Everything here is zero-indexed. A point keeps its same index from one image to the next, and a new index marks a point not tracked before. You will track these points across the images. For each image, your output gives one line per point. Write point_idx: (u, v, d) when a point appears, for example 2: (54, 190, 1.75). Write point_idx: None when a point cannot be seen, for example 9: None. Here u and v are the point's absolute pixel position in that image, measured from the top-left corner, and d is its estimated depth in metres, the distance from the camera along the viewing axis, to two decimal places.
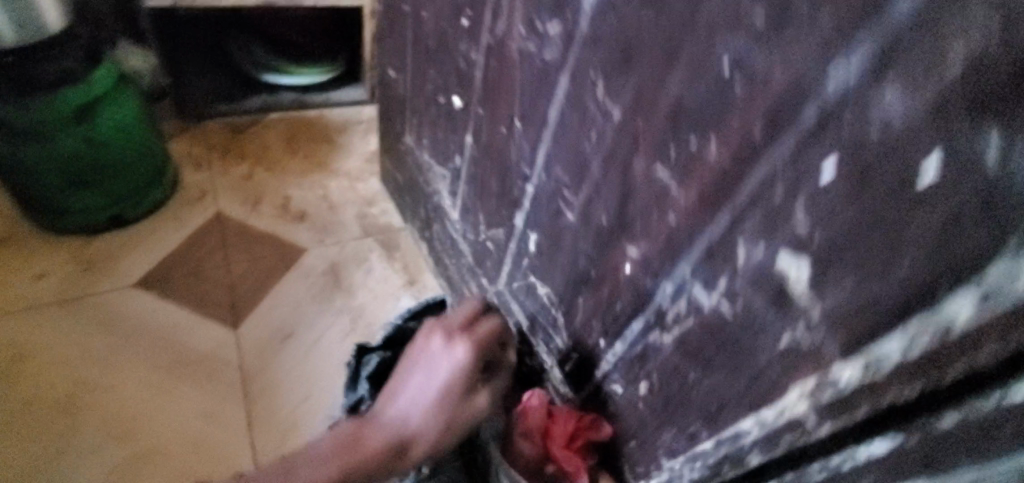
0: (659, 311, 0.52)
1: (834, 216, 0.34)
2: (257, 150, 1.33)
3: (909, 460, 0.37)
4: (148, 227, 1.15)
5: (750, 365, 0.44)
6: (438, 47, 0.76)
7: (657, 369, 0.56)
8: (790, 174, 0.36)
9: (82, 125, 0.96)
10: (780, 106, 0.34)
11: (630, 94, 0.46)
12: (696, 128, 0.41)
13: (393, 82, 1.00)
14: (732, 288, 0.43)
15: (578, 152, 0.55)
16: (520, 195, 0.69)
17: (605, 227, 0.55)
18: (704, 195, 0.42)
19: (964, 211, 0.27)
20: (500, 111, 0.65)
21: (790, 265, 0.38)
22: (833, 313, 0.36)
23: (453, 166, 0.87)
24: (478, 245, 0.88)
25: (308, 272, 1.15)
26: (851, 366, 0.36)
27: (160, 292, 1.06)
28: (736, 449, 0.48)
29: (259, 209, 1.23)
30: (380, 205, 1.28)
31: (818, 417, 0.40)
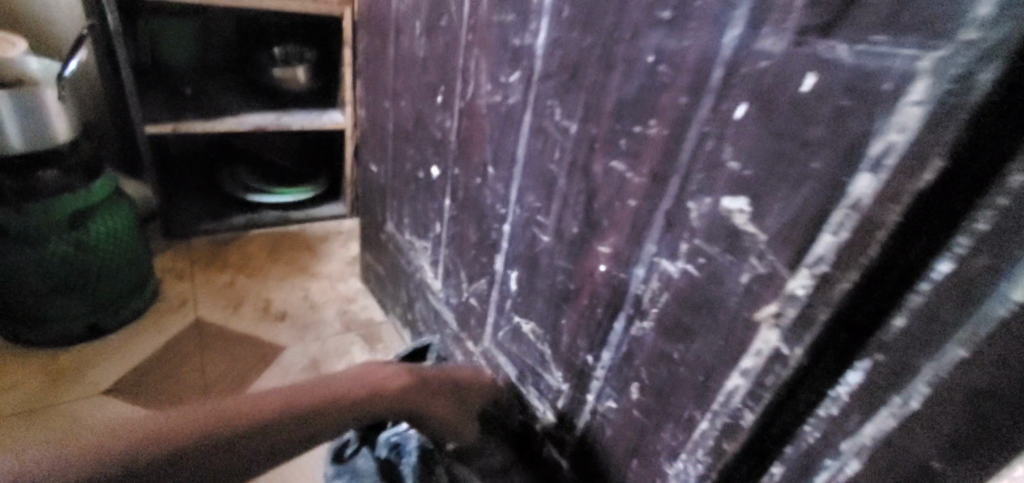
0: (636, 299, 0.56)
1: (753, 147, 0.42)
2: (238, 260, 1.37)
3: (884, 374, 0.42)
4: (124, 336, 1.13)
5: (723, 316, 0.48)
6: (417, 127, 0.88)
7: (644, 362, 0.58)
8: (714, 126, 0.44)
9: (75, 230, 1.00)
10: (694, 76, 0.45)
11: (582, 107, 0.56)
12: (637, 115, 0.50)
13: (374, 175, 1.11)
14: (692, 247, 0.48)
15: (546, 173, 0.63)
16: (498, 236, 0.76)
17: (577, 234, 0.61)
18: (653, 170, 0.50)
19: (840, 105, 0.36)
20: (476, 161, 0.75)
21: (731, 204, 0.44)
22: (775, 233, 0.42)
23: (434, 234, 0.94)
24: (462, 306, 0.91)
25: (287, 368, 1.10)
26: (800, 278, 0.41)
27: (129, 397, 1.01)
28: (730, 416, 0.49)
29: (240, 312, 1.23)
30: (361, 301, 1.29)
31: (789, 343, 0.43)
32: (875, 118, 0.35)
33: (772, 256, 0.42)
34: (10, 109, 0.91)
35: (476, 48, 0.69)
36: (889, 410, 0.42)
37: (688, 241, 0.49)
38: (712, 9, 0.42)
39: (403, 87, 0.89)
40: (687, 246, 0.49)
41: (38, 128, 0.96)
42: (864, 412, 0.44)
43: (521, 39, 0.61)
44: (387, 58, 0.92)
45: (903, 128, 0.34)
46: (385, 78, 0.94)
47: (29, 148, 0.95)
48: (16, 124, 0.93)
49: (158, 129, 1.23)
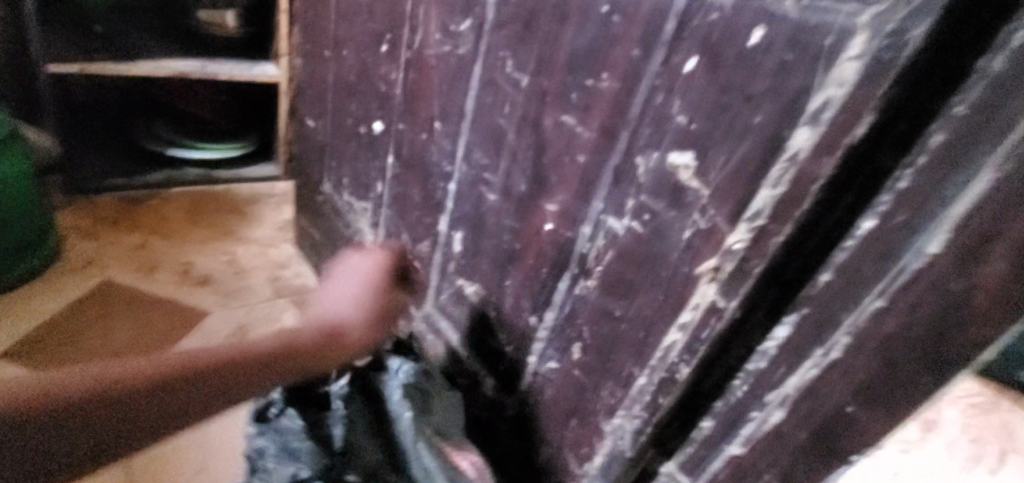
0: (582, 257, 0.56)
1: (702, 101, 0.42)
2: (153, 220, 1.25)
3: (808, 330, 0.43)
4: (18, 296, 1.03)
5: (664, 271, 0.48)
6: (360, 80, 0.83)
7: (586, 322, 0.58)
8: (665, 79, 0.44)
9: None
10: (647, 27, 0.44)
11: (533, 59, 0.54)
12: (589, 68, 0.49)
13: (311, 132, 1.04)
14: (639, 203, 0.48)
15: (494, 129, 0.62)
16: (442, 196, 0.73)
17: (525, 192, 0.60)
18: (604, 125, 0.50)
19: (783, 58, 0.37)
20: (423, 117, 0.72)
21: (677, 159, 0.44)
22: (720, 187, 0.42)
23: (375, 195, 0.90)
24: (403, 270, 0.89)
25: (209, 334, 1.03)
26: (739, 233, 0.42)
27: (24, 363, 0.92)
28: (668, 370, 0.50)
29: (155, 276, 1.12)
30: (294, 267, 1.22)
31: (727, 296, 0.44)
32: (816, 72, 0.36)
33: (713, 211, 0.43)
34: None
35: None
36: (812, 361, 0.44)
37: (635, 198, 0.49)
38: None
39: (345, 35, 0.84)
40: (634, 203, 0.49)
41: None
42: (790, 365, 0.46)
43: None
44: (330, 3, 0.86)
45: (841, 83, 0.35)
46: (326, 25, 0.88)
47: None
48: None
49: (62, 67, 1.13)
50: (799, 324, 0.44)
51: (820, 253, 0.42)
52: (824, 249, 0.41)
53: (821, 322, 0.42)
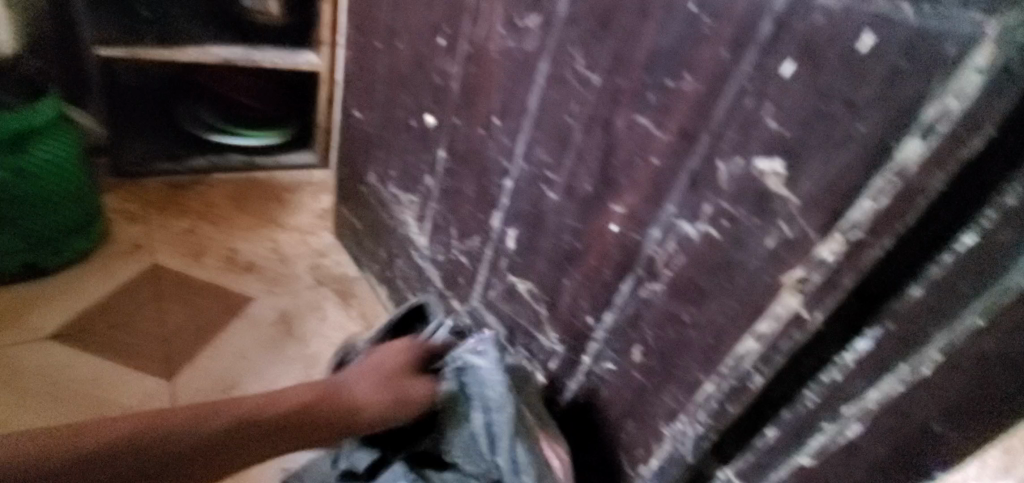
0: (649, 260, 0.56)
1: (796, 107, 0.41)
2: (198, 205, 1.27)
3: (893, 346, 0.42)
4: (70, 278, 1.04)
5: (742, 279, 0.47)
6: (414, 72, 0.83)
7: (650, 325, 0.57)
8: (757, 82, 0.43)
9: (14, 154, 0.90)
10: (740, 28, 0.43)
11: (608, 57, 0.54)
12: (671, 68, 0.48)
13: (358, 123, 1.04)
14: (718, 209, 0.47)
15: (560, 127, 0.61)
16: (498, 192, 0.73)
17: (590, 192, 0.60)
18: (683, 127, 0.49)
19: (894, 65, 0.35)
20: (481, 112, 0.72)
21: (765, 165, 0.43)
22: (813, 196, 0.41)
23: (423, 188, 0.90)
24: (450, 264, 0.89)
25: (255, 321, 1.05)
26: (831, 243, 0.41)
27: (80, 345, 0.94)
28: (739, 379, 0.50)
29: (202, 261, 1.14)
30: (334, 256, 1.24)
31: (811, 306, 0.43)
32: (932, 82, 0.34)
33: (802, 221, 0.42)
34: None
35: None
36: (896, 375, 0.42)
37: (713, 203, 0.48)
38: None
39: (401, 26, 0.84)
40: (711, 208, 0.48)
41: None
42: (869, 379, 0.44)
43: None
44: None
45: (961, 94, 0.33)
46: (380, 16, 0.88)
47: None
48: None
49: (112, 52, 1.13)
50: (882, 340, 0.42)
51: (912, 269, 0.40)
52: (918, 265, 0.40)
53: (909, 339, 0.41)
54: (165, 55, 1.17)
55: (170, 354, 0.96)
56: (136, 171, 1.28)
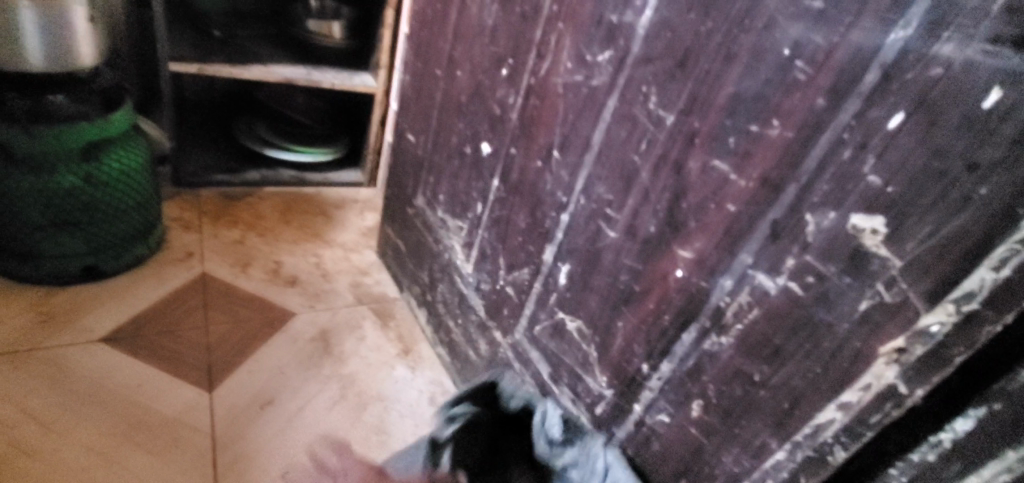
0: (716, 311, 0.52)
1: (906, 163, 0.37)
2: (249, 217, 1.30)
3: (1000, 430, 0.36)
4: (124, 282, 1.07)
5: (827, 341, 0.43)
6: (472, 99, 0.83)
7: (714, 380, 0.53)
8: (858, 134, 0.40)
9: (89, 161, 0.94)
10: (840, 76, 0.40)
11: (684, 98, 0.52)
12: (756, 113, 0.46)
13: (410, 145, 1.05)
14: (803, 264, 0.44)
15: (626, 165, 0.59)
16: (551, 226, 0.71)
17: (654, 234, 0.57)
18: (766, 175, 0.46)
19: None
20: (540, 144, 0.71)
21: (863, 222, 0.40)
22: (920, 261, 0.38)
23: (472, 215, 0.89)
24: (495, 294, 0.87)
25: (295, 337, 1.04)
26: (940, 313, 0.37)
27: (127, 349, 0.95)
28: (818, 450, 0.45)
29: (248, 273, 1.16)
30: (374, 275, 1.24)
31: (909, 381, 0.39)
32: None
33: (905, 285, 0.39)
34: (31, 21, 0.85)
35: (562, 21, 0.64)
36: (1001, 462, 0.36)
37: (797, 257, 0.45)
38: (874, 7, 0.38)
39: (462, 55, 0.84)
40: (795, 261, 0.45)
41: (60, 51, 0.89)
42: (967, 463, 0.38)
43: (619, 16, 0.57)
44: (447, 23, 0.87)
45: None
46: (441, 44, 0.89)
47: (54, 68, 0.89)
48: (36, 40, 0.86)
49: (182, 67, 1.16)
50: (986, 423, 0.37)
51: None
52: None
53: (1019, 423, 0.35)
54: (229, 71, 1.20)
55: (212, 364, 0.96)
56: (191, 180, 1.31)
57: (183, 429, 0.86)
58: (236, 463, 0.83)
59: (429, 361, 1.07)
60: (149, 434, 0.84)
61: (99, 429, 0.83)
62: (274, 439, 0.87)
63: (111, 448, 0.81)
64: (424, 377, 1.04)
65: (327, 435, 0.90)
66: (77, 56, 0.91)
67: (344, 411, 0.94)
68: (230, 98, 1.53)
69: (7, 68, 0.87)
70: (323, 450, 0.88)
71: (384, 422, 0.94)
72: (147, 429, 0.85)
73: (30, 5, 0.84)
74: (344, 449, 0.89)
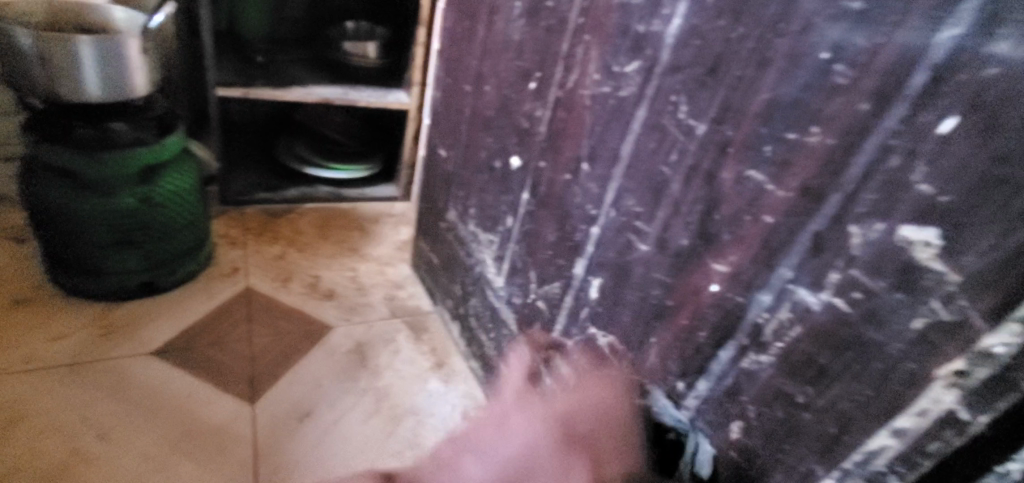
0: (755, 328, 0.49)
1: (960, 171, 0.34)
2: (290, 233, 1.34)
3: None
4: (176, 297, 1.12)
5: (878, 362, 0.40)
6: (501, 113, 0.83)
7: (754, 399, 0.51)
8: (906, 141, 0.37)
9: (143, 185, 0.98)
10: (884, 79, 0.38)
11: (716, 106, 0.50)
12: (794, 120, 0.44)
13: (441, 160, 1.06)
14: (849, 279, 0.41)
15: (655, 176, 0.57)
16: (582, 239, 0.70)
17: (687, 248, 0.55)
18: (806, 185, 0.43)
19: None
20: (568, 156, 0.70)
21: (914, 234, 0.37)
22: (976, 277, 0.34)
23: (502, 228, 0.89)
24: (526, 308, 0.86)
25: (333, 350, 1.06)
26: (1004, 334, 0.34)
27: (177, 361, 0.99)
28: (870, 479, 0.42)
29: (289, 287, 1.19)
30: (408, 288, 1.25)
31: (973, 408, 0.36)
32: None
33: (964, 302, 0.35)
34: (90, 55, 0.91)
35: (588, 32, 0.64)
36: None
37: (841, 271, 0.42)
38: (923, 5, 0.35)
39: (490, 70, 0.84)
40: (839, 276, 0.42)
41: (117, 79, 0.95)
42: None
43: (647, 25, 0.56)
44: (475, 39, 0.87)
45: None
46: (470, 59, 0.90)
47: (108, 96, 0.95)
48: (93, 70, 0.92)
49: (230, 92, 1.21)
50: None
51: None
52: None
53: None
54: (271, 94, 1.24)
55: (255, 377, 0.99)
56: (238, 199, 1.36)
57: (226, 439, 0.88)
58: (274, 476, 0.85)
59: (462, 375, 1.07)
60: (197, 445, 0.87)
61: (149, 439, 0.86)
62: (311, 452, 0.89)
63: (160, 457, 0.84)
64: (456, 390, 1.04)
65: (362, 447, 0.91)
66: (130, 84, 0.96)
67: (379, 425, 0.95)
68: (271, 118, 1.60)
69: (69, 98, 0.93)
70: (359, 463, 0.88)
71: (417, 436, 0.94)
72: (196, 439, 0.88)
73: (89, 40, 0.91)
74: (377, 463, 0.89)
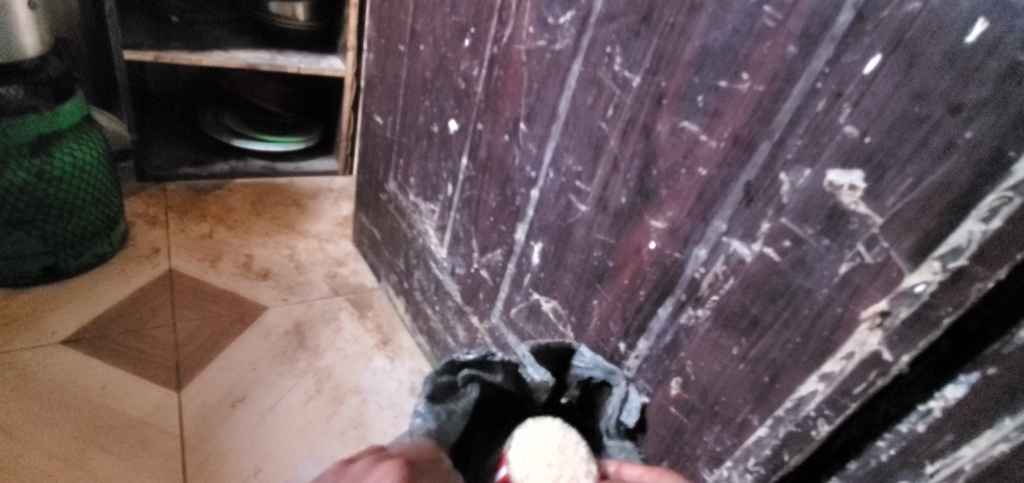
0: (691, 283, 0.49)
1: (882, 111, 0.34)
2: (219, 210, 1.25)
3: (993, 397, 0.34)
4: (87, 281, 1.02)
5: (806, 308, 0.41)
6: (437, 74, 0.79)
7: (692, 355, 0.51)
8: (833, 84, 0.36)
9: (37, 157, 0.89)
10: (810, 19, 0.37)
11: (649, 57, 0.48)
12: (725, 67, 0.42)
13: (379, 128, 1.00)
14: (779, 228, 0.41)
15: (592, 132, 0.55)
16: (522, 203, 0.68)
17: (625, 206, 0.54)
18: (737, 134, 0.43)
19: (1017, 58, 0.29)
20: (506, 116, 0.67)
21: (840, 178, 0.37)
22: (899, 218, 0.35)
23: (443, 197, 0.85)
24: (470, 278, 0.83)
25: (268, 331, 1.01)
26: (925, 272, 0.34)
27: (91, 350, 0.91)
28: (799, 423, 0.43)
29: (218, 267, 1.12)
30: (351, 265, 1.20)
31: (895, 348, 0.36)
32: None
33: (887, 244, 0.36)
34: None
35: None
36: (997, 432, 0.34)
37: (772, 221, 0.41)
38: None
39: (424, 28, 0.80)
40: (770, 226, 0.42)
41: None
42: (960, 434, 0.36)
43: None
44: None
45: None
46: (403, 17, 0.84)
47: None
48: None
49: (139, 56, 1.10)
50: (978, 391, 0.34)
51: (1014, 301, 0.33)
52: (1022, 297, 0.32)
53: (1013, 389, 0.33)
54: (189, 59, 1.14)
55: (180, 363, 0.92)
56: (157, 175, 1.25)
57: (148, 430, 0.82)
58: (203, 466, 0.80)
59: (409, 351, 1.04)
60: (115, 438, 0.80)
61: (61, 434, 0.79)
62: (245, 437, 0.84)
63: (70, 454, 0.77)
64: (403, 367, 1.01)
65: (300, 429, 0.87)
66: (18, 44, 0.86)
67: (319, 405, 0.91)
68: (195, 89, 1.48)
69: None
70: (296, 447, 0.85)
71: (361, 415, 0.91)
72: (114, 431, 0.81)
73: None
74: (317, 444, 0.86)
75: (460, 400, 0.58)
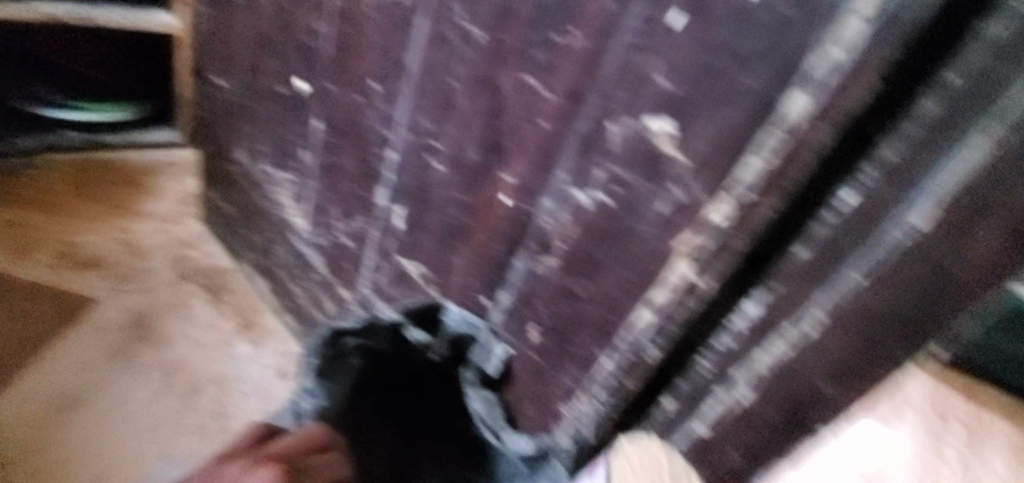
0: (540, 233, 0.51)
1: (684, 60, 0.38)
2: (25, 191, 1.04)
3: (779, 308, 0.42)
4: None
5: (635, 246, 0.45)
6: (278, 29, 0.72)
7: (545, 301, 0.53)
8: (646, 37, 0.39)
9: None
10: None
11: (489, 11, 0.48)
12: (556, 21, 0.44)
13: (220, 91, 0.90)
14: (610, 174, 0.44)
15: (442, 89, 0.55)
16: (379, 165, 0.66)
17: (476, 162, 0.54)
18: (570, 87, 0.45)
19: (782, 14, 0.33)
20: (356, 74, 0.64)
21: (655, 124, 0.40)
22: (700, 157, 0.39)
23: (298, 164, 0.80)
24: (333, 249, 0.79)
25: (105, 326, 0.90)
26: (719, 203, 0.39)
27: None
28: (634, 349, 0.48)
29: (29, 258, 0.95)
30: (202, 248, 1.04)
31: (701, 273, 0.42)
32: (813, 31, 0.33)
33: (693, 182, 0.40)
34: None
35: None
36: (781, 335, 0.42)
37: (603, 168, 0.45)
38: None
39: None
40: (603, 173, 0.45)
41: None
42: (758, 341, 0.43)
43: None
44: None
45: (842, 43, 0.32)
46: None
47: None
48: None
49: None
50: (769, 305, 0.42)
51: (788, 227, 0.40)
52: (795, 223, 0.39)
53: (794, 299, 0.41)
54: None
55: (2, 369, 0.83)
56: None
57: None
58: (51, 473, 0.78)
59: (276, 333, 0.95)
60: None
61: None
62: (93, 441, 0.81)
63: None
64: (269, 351, 0.93)
65: (156, 426, 0.83)
66: None
67: (173, 400, 0.86)
68: None
69: None
70: (152, 445, 0.82)
71: (223, 403, 0.87)
72: None
73: None
74: (175, 440, 0.83)
75: (344, 368, 0.64)
